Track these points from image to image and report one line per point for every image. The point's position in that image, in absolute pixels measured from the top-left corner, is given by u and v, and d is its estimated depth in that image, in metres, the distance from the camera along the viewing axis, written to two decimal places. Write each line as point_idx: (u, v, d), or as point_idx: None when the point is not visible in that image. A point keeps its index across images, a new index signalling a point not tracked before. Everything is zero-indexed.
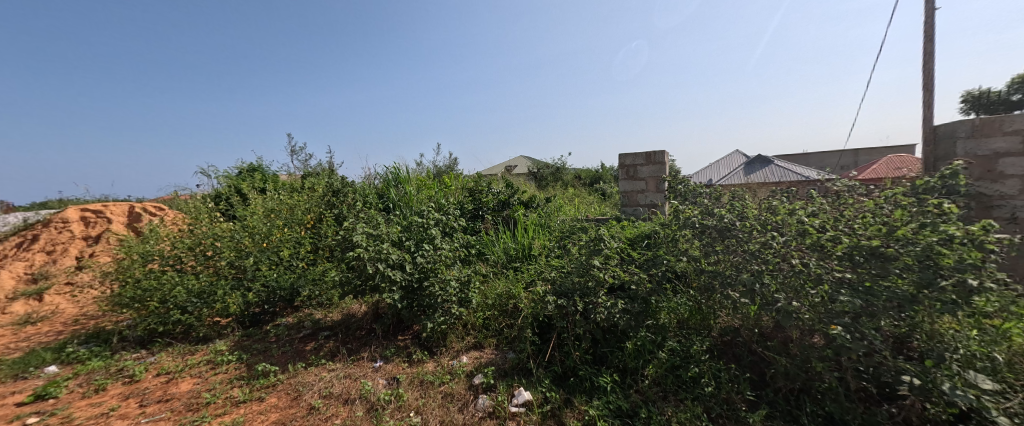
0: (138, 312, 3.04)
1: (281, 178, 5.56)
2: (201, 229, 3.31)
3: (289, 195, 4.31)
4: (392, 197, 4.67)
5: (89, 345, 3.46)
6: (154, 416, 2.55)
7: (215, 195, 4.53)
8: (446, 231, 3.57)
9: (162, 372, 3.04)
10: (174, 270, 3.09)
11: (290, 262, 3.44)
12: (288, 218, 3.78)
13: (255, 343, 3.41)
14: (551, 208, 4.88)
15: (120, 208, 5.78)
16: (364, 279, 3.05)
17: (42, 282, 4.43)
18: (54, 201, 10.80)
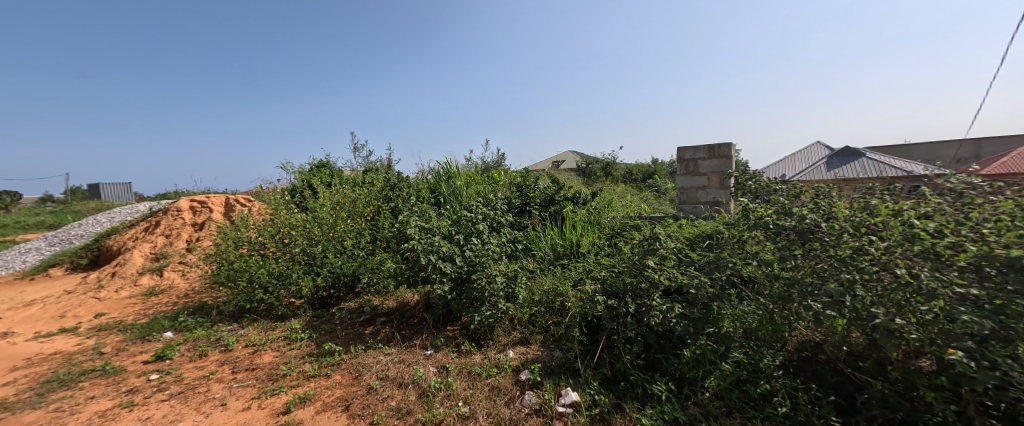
0: (231, 290, 3.49)
1: (346, 173, 6.04)
2: (280, 219, 3.72)
3: (352, 189, 4.66)
4: (443, 192, 4.82)
5: (196, 316, 4.06)
6: (243, 383, 2.93)
7: (291, 189, 5.05)
8: (494, 226, 3.62)
9: (249, 344, 3.47)
10: (258, 255, 3.51)
11: (351, 251, 3.67)
12: (351, 211, 4.09)
13: (323, 324, 3.74)
14: (601, 204, 4.70)
15: (219, 199, 6.72)
16: (417, 269, 3.19)
17: (162, 261, 5.30)
18: (170, 193, 12.79)
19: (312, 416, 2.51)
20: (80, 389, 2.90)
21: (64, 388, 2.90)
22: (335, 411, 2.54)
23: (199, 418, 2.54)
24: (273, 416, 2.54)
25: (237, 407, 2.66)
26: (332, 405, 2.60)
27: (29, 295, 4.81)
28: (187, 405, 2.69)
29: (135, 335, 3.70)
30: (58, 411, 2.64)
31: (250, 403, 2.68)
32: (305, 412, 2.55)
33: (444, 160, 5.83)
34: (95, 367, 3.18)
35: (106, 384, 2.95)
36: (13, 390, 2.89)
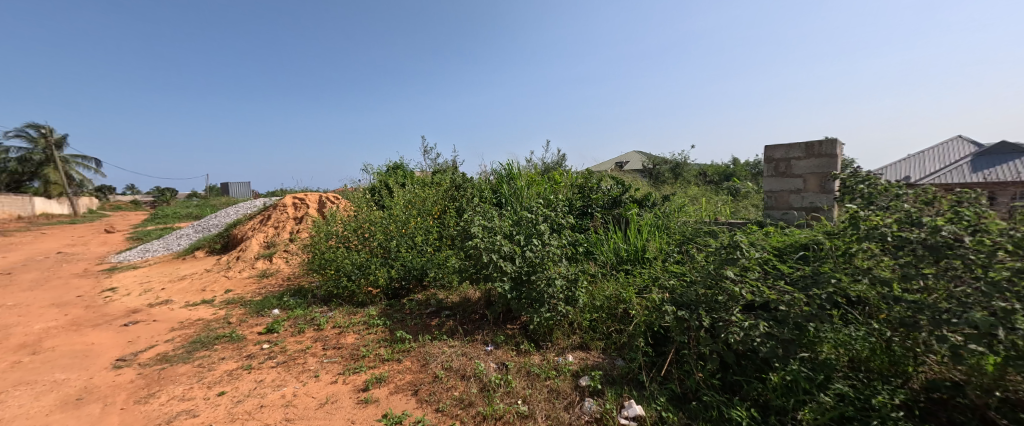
0: (323, 277, 3.99)
1: (416, 174, 6.48)
2: (361, 215, 4.14)
3: (422, 188, 4.99)
4: (505, 192, 4.91)
5: (296, 297, 4.71)
6: (331, 359, 3.32)
7: (371, 188, 5.59)
8: (555, 228, 3.59)
9: (336, 325, 3.92)
10: (344, 247, 3.94)
11: (420, 247, 3.93)
12: (421, 209, 4.37)
13: (395, 312, 4.07)
14: (671, 208, 4.37)
15: (314, 197, 7.71)
16: (479, 267, 3.32)
17: (272, 248, 6.25)
18: (278, 190, 15.01)
19: (386, 396, 2.75)
20: (215, 350, 3.57)
21: (205, 348, 3.61)
22: (405, 395, 2.75)
23: (298, 386, 2.95)
24: (355, 391, 2.84)
25: (327, 379, 3.03)
26: (402, 389, 2.81)
27: (183, 271, 6.05)
28: (288, 373, 3.15)
29: (252, 309, 4.44)
30: (200, 367, 3.28)
31: (335, 378, 3.03)
32: (380, 391, 2.81)
33: (507, 161, 5.93)
34: (225, 333, 3.88)
35: (232, 348, 3.59)
36: (172, 347, 3.68)
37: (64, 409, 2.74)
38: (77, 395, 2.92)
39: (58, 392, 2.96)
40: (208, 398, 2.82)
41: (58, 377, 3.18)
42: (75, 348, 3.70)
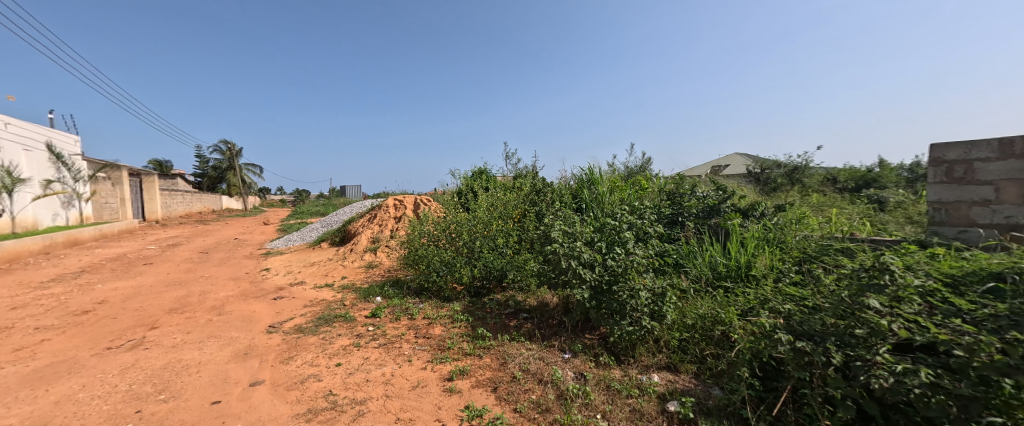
0: (416, 271, 4.38)
1: (499, 178, 6.71)
2: (449, 216, 4.44)
3: (504, 192, 5.13)
4: (585, 198, 4.76)
5: (394, 288, 5.28)
6: (422, 347, 3.63)
7: (458, 192, 5.96)
8: (641, 236, 3.33)
9: (426, 316, 4.27)
10: (433, 245, 4.28)
11: (501, 249, 4.04)
12: (502, 212, 4.49)
13: (477, 310, 4.25)
14: (786, 219, 3.70)
15: (412, 199, 8.57)
16: (557, 272, 3.28)
17: (377, 243, 7.14)
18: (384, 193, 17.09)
19: (468, 388, 2.89)
20: (334, 327, 4.21)
21: (327, 324, 4.29)
22: (485, 390, 2.84)
23: (395, 367, 3.30)
24: (440, 380, 3.05)
25: (418, 365, 3.32)
26: (482, 384, 2.92)
27: (313, 258, 7.29)
28: (387, 354, 3.54)
29: (361, 295, 5.12)
30: (323, 339, 3.91)
31: (424, 365, 3.29)
32: (463, 383, 2.97)
33: (588, 165, 5.75)
34: (341, 314, 4.55)
35: (346, 327, 4.19)
36: (304, 320, 4.46)
37: (236, 360, 3.54)
38: (244, 350, 3.74)
39: (232, 346, 3.83)
40: (328, 367, 3.34)
41: (232, 334, 4.12)
42: (242, 314, 4.74)
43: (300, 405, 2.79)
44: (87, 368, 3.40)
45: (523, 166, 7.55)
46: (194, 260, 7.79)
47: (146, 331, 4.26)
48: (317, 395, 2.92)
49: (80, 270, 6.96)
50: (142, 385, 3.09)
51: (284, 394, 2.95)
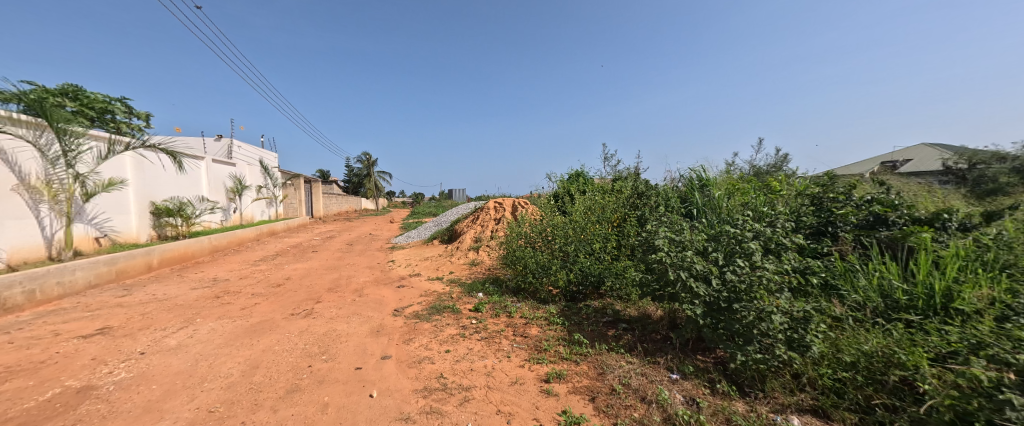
0: (514, 271, 4.48)
1: (596, 180, 6.43)
2: (546, 219, 4.42)
3: (602, 195, 4.87)
4: (697, 202, 4.18)
5: (494, 285, 5.52)
6: (519, 345, 3.69)
7: (554, 195, 5.92)
8: (772, 248, 2.74)
9: (523, 316, 4.33)
10: (530, 246, 4.31)
11: (599, 254, 3.83)
12: (600, 216, 4.24)
13: (573, 314, 4.13)
14: (1014, 234, 2.61)
15: (510, 202, 8.91)
16: (663, 284, 2.93)
17: (479, 242, 7.61)
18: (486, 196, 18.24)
19: (565, 393, 2.81)
20: (443, 317, 4.61)
21: (437, 314, 4.73)
22: (583, 398, 2.73)
23: (495, 361, 3.43)
24: (538, 380, 3.04)
25: (516, 362, 3.38)
26: (580, 391, 2.80)
27: (426, 254, 8.16)
28: (489, 348, 3.70)
29: (466, 290, 5.51)
30: (435, 327, 4.32)
31: (522, 363, 3.34)
32: (561, 387, 2.90)
33: (700, 165, 5.07)
34: (448, 305, 4.97)
35: (453, 318, 4.54)
36: (420, 308, 5.01)
37: (371, 335, 4.17)
38: (376, 327, 4.39)
39: (368, 323, 4.53)
40: (439, 352, 3.67)
41: (368, 314, 4.88)
42: (375, 297, 5.59)
43: (418, 382, 3.13)
44: (279, 327, 4.45)
45: (624, 167, 7.05)
46: (342, 250, 9.54)
47: (313, 304, 5.36)
48: (431, 375, 3.24)
49: (275, 253, 9.20)
50: (310, 346, 3.88)
51: (405, 370, 3.35)
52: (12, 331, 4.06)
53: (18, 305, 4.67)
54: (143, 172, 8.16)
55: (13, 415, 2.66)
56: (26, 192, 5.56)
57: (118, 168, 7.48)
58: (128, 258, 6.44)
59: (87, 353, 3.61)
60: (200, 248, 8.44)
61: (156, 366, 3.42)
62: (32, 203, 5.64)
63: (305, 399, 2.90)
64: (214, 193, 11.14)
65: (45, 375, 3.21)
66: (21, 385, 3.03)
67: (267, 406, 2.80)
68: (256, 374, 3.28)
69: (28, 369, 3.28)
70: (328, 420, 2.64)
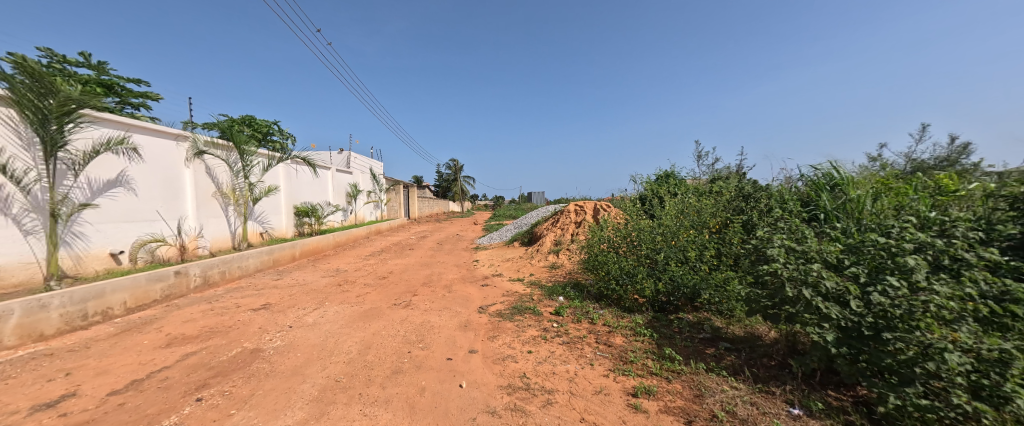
0: (597, 276, 4.27)
1: (689, 181, 5.81)
2: (630, 223, 4.11)
3: (697, 198, 4.34)
4: (825, 204, 3.44)
5: (574, 290, 5.36)
6: (603, 354, 3.48)
7: (641, 197, 5.51)
8: (944, 265, 2.09)
9: (606, 324, 4.08)
10: (612, 251, 4.06)
11: (693, 263, 3.43)
12: (695, 220, 3.77)
13: (662, 327, 3.75)
14: None
15: (590, 205, 8.64)
16: (778, 301, 2.46)
17: (559, 245, 7.51)
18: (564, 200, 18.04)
19: (656, 411, 2.55)
20: (524, 318, 4.62)
21: (519, 315, 4.76)
22: (676, 420, 2.44)
23: (578, 367, 3.30)
24: (624, 393, 2.82)
25: (600, 371, 3.20)
26: (673, 412, 2.52)
27: (509, 255, 8.35)
28: (570, 353, 3.58)
29: (546, 293, 5.45)
30: (518, 327, 4.35)
31: (606, 373, 3.15)
32: (650, 404, 2.64)
33: (826, 160, 4.22)
34: (530, 307, 4.97)
35: (534, 320, 4.52)
36: (503, 307, 5.12)
37: (460, 329, 4.39)
38: (464, 322, 4.60)
39: (456, 318, 4.79)
40: (522, 352, 3.68)
41: (457, 309, 5.16)
42: (462, 294, 5.89)
43: (503, 378, 3.18)
44: (385, 315, 4.97)
45: (723, 163, 6.22)
46: (434, 248, 10.35)
47: (411, 296, 5.88)
48: (515, 373, 3.26)
49: (381, 250, 10.39)
50: (409, 334, 4.25)
51: (491, 365, 3.44)
52: (214, 301, 5.29)
53: (216, 280, 6.07)
54: (290, 181, 10.00)
55: (214, 364, 3.43)
56: (220, 197, 7.20)
57: (273, 178, 9.27)
58: (280, 249, 7.93)
59: (256, 323, 4.51)
60: (328, 243, 9.98)
61: (299, 338, 4.10)
62: (224, 205, 7.29)
63: (406, 381, 3.17)
64: (337, 197, 13.09)
65: (231, 336, 4.09)
66: (218, 343, 3.90)
67: (378, 383, 3.13)
68: (369, 354, 3.70)
69: (221, 330, 4.22)
70: (425, 403, 2.84)
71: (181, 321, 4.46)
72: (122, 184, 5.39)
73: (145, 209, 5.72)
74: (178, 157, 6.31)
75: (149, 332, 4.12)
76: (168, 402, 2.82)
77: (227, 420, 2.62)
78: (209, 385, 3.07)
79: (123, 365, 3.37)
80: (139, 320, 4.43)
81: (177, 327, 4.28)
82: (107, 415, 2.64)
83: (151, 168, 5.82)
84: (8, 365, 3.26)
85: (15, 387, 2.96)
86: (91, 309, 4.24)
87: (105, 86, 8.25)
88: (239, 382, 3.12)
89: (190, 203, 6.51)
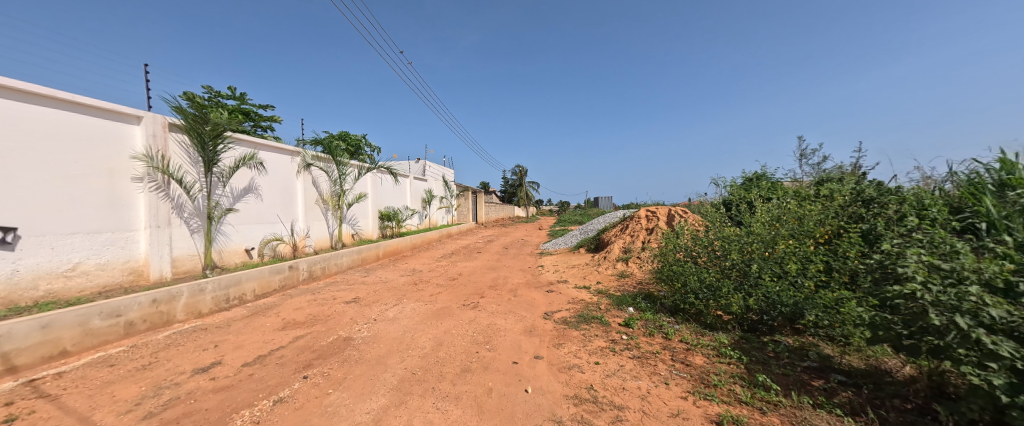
0: (672, 289, 3.92)
1: (786, 184, 5.07)
2: (713, 230, 3.69)
3: (798, 203, 3.71)
4: (990, 208, 2.62)
5: (646, 301, 4.99)
6: (680, 374, 3.14)
7: (726, 201, 4.96)
8: None
9: (683, 340, 3.70)
10: (691, 261, 3.71)
11: (795, 279, 2.94)
12: (796, 229, 3.17)
13: (753, 350, 3.27)
14: None
15: (664, 210, 8.06)
16: (918, 330, 1.98)
17: (629, 253, 7.10)
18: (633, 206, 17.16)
19: None
20: (590, 327, 4.43)
21: (585, 323, 4.57)
22: None
23: (651, 385, 3.03)
24: (706, 420, 2.51)
25: (677, 392, 2.89)
26: None
27: (574, 261, 8.13)
28: (642, 369, 3.30)
29: (615, 302, 5.16)
30: (584, 336, 4.18)
31: (684, 395, 2.83)
32: None
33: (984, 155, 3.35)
34: (597, 316, 4.74)
35: (602, 330, 4.30)
36: (569, 315, 4.97)
37: (525, 334, 4.36)
38: (529, 327, 4.56)
39: (522, 322, 4.77)
40: (588, 362, 3.51)
41: (523, 313, 5.14)
42: (527, 299, 5.87)
43: (568, 388, 3.06)
44: (455, 315, 5.15)
45: (828, 160, 5.31)
46: (500, 252, 10.54)
47: (478, 298, 6.03)
48: (581, 384, 3.11)
49: (451, 252, 10.87)
50: (476, 335, 4.33)
51: (556, 373, 3.33)
52: (316, 293, 5.99)
53: (319, 274, 6.88)
54: (376, 188, 11.02)
55: (316, 347, 3.86)
56: (322, 203, 8.19)
57: (363, 185, 10.30)
58: (368, 248, 8.76)
59: (348, 314, 5.00)
60: (406, 244, 10.76)
61: (382, 330, 4.44)
62: (324, 210, 8.27)
63: (474, 380, 3.21)
64: (414, 203, 14.09)
65: (329, 325, 4.58)
66: (319, 329, 4.40)
67: (449, 379, 3.22)
68: (440, 351, 3.85)
69: (322, 319, 4.76)
70: (492, 404, 2.84)
71: (293, 309, 5.13)
72: (253, 192, 6.42)
73: (269, 213, 6.74)
74: (292, 170, 7.34)
75: (270, 316, 4.80)
76: (284, 376, 3.23)
77: (325, 398, 2.90)
78: (313, 365, 3.45)
79: (252, 342, 3.96)
80: (263, 305, 5.20)
81: (290, 313, 4.92)
82: (241, 382, 3.11)
83: (272, 178, 6.86)
84: (179, 335, 4.04)
85: (182, 353, 3.64)
86: (232, 294, 5.07)
87: (242, 112, 10.01)
88: (335, 365, 3.46)
89: (299, 207, 7.52)
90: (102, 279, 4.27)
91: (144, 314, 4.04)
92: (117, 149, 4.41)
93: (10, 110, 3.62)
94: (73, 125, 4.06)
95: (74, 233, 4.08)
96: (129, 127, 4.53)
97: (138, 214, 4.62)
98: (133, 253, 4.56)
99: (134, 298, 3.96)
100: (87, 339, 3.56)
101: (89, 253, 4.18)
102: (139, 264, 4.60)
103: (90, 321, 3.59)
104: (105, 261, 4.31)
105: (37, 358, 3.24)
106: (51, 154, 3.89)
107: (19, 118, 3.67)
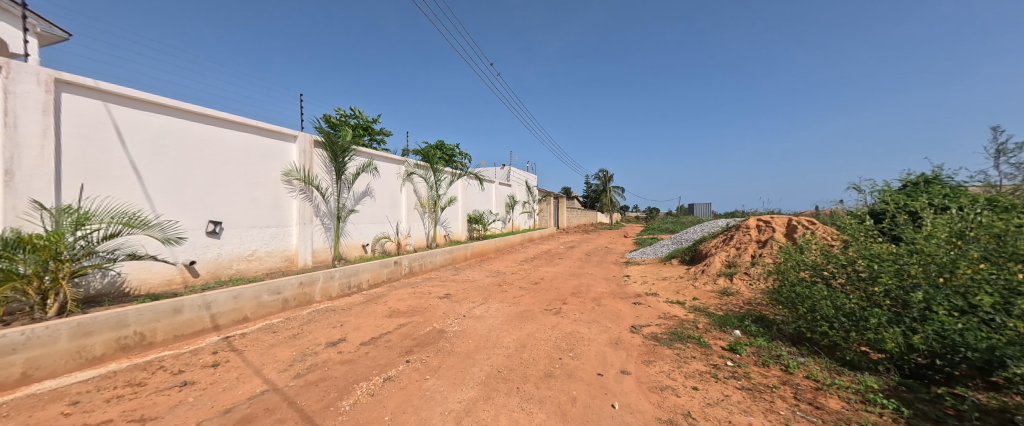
0: (794, 314, 3.29)
1: (969, 189, 3.89)
2: (854, 246, 3.02)
3: (997, 214, 2.78)
4: None
5: (757, 325, 4.28)
6: (807, 416, 2.58)
7: (876, 207, 4.02)
8: None
9: (811, 377, 3.04)
10: (822, 282, 3.09)
11: (988, 316, 2.18)
12: (991, 250, 2.40)
13: (919, 402, 2.53)
14: None
15: (781, 220, 6.94)
16: None
17: (734, 266, 6.25)
18: (736, 216, 15.17)
19: None
20: (687, 347, 3.96)
21: (680, 342, 4.10)
22: None
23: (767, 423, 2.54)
24: None
25: None
26: None
27: (665, 273, 7.47)
28: (755, 403, 2.79)
29: (716, 322, 4.54)
30: (678, 355, 3.74)
31: None
32: None
33: None
34: (693, 335, 4.23)
35: (700, 352, 3.81)
36: (659, 331, 4.52)
37: (610, 346, 4.09)
38: (615, 340, 4.26)
39: (607, 333, 4.50)
40: (685, 386, 3.11)
41: (608, 324, 4.85)
42: (612, 309, 5.53)
43: (662, 411, 2.75)
44: (539, 319, 5.10)
45: None
46: (583, 259, 10.26)
47: (561, 303, 5.91)
48: (677, 408, 2.77)
49: (533, 256, 10.92)
50: (560, 341, 4.21)
51: (647, 392, 3.02)
52: (416, 286, 6.56)
53: (418, 270, 7.51)
54: (466, 193, 11.71)
55: (416, 336, 4.19)
56: (421, 207, 8.97)
57: (455, 191, 11.02)
58: (458, 249, 9.32)
59: (441, 308, 5.33)
60: (491, 246, 11.17)
61: (471, 327, 4.61)
62: (423, 213, 9.02)
63: (558, 387, 3.10)
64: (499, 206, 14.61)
65: (426, 316, 4.93)
66: (419, 319, 4.77)
67: (533, 382, 3.17)
68: (525, 352, 3.83)
69: (421, 310, 5.17)
70: (577, 414, 2.70)
71: (397, 299, 5.68)
72: (370, 195, 7.32)
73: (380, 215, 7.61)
74: (399, 178, 8.19)
75: (380, 303, 5.38)
76: (390, 358, 3.56)
77: (424, 382, 3.09)
78: (413, 352, 3.73)
79: (368, 325, 4.46)
80: (375, 294, 5.86)
81: (395, 302, 5.46)
82: (359, 358, 3.50)
83: (383, 185, 7.72)
84: (317, 312, 4.77)
85: (320, 327, 4.28)
86: (353, 282, 5.82)
87: (362, 128, 11.58)
88: (431, 353, 3.69)
89: (404, 210, 8.36)
90: (268, 262, 5.32)
91: (295, 293, 4.87)
92: (281, 163, 5.47)
93: (219, 135, 4.72)
94: (256, 145, 5.14)
95: (254, 226, 5.15)
96: (289, 145, 5.59)
97: (291, 212, 5.66)
98: (288, 243, 5.60)
99: (289, 279, 4.81)
100: (260, 309, 4.42)
101: (262, 243, 5.24)
102: (291, 252, 5.62)
103: (262, 296, 4.44)
104: (271, 249, 5.37)
105: (230, 321, 4.10)
106: (240, 167, 4.96)
107: (223, 141, 4.76)
